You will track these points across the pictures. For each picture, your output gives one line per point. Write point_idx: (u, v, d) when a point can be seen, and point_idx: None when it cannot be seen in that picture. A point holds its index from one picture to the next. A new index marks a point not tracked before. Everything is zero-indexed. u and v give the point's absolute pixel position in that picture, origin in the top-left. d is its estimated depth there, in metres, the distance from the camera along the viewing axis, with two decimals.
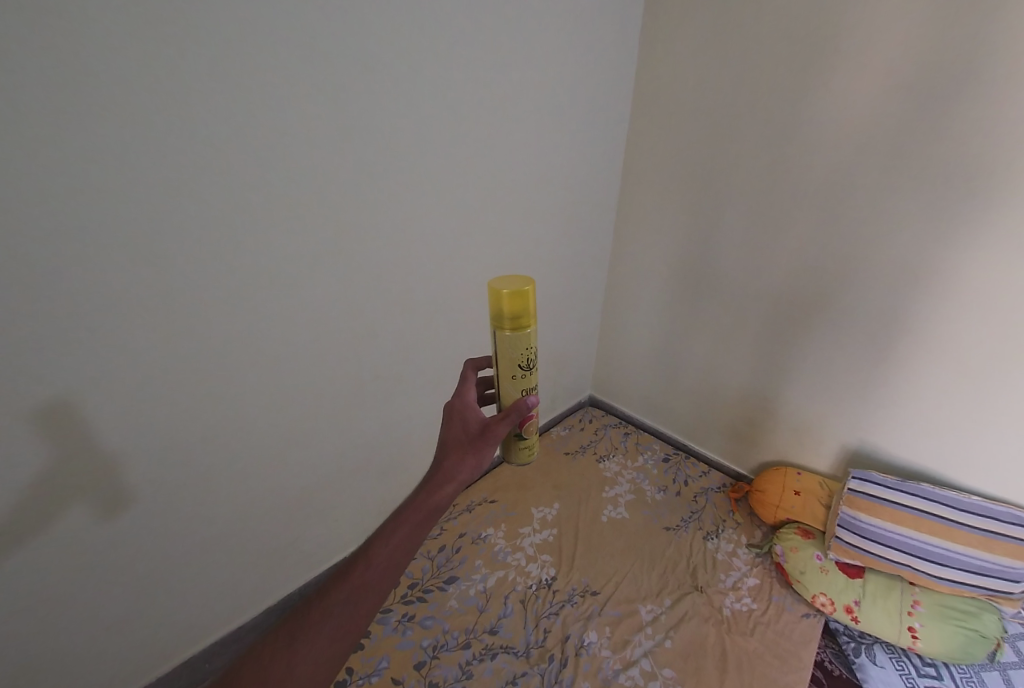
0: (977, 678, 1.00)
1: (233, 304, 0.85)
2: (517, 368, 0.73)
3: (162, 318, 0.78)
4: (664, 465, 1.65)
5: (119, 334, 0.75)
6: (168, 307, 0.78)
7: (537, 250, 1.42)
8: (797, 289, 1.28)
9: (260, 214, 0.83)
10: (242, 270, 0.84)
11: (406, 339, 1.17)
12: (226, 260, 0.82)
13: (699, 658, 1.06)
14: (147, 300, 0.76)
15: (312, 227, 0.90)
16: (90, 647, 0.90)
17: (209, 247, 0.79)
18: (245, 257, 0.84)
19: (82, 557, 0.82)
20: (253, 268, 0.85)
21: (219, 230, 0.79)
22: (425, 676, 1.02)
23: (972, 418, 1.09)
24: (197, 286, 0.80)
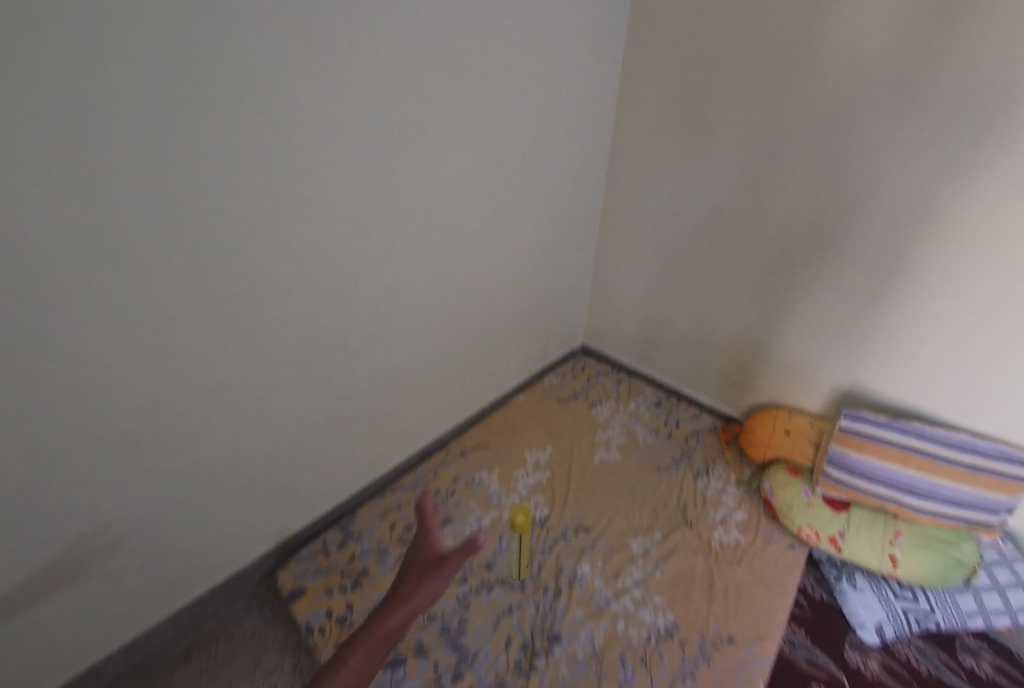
0: (950, 599, 1.08)
1: (211, 242, 0.76)
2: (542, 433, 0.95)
3: (132, 260, 0.69)
4: (656, 408, 1.66)
5: (77, 281, 0.65)
6: (134, 246, 0.68)
7: (531, 185, 1.33)
8: (798, 229, 1.23)
9: (228, 138, 0.71)
10: (220, 204, 0.74)
11: (397, 278, 1.10)
12: (202, 195, 0.72)
13: (688, 586, 1.11)
14: (112, 241, 0.66)
15: (287, 153, 0.79)
16: (87, 601, 0.87)
17: (181, 178, 0.68)
18: (222, 188, 0.73)
19: (67, 516, 0.78)
20: (228, 202, 0.75)
21: (191, 159, 0.68)
22: (423, 609, 1.05)
23: (967, 358, 1.09)
24: (166, 221, 0.70)
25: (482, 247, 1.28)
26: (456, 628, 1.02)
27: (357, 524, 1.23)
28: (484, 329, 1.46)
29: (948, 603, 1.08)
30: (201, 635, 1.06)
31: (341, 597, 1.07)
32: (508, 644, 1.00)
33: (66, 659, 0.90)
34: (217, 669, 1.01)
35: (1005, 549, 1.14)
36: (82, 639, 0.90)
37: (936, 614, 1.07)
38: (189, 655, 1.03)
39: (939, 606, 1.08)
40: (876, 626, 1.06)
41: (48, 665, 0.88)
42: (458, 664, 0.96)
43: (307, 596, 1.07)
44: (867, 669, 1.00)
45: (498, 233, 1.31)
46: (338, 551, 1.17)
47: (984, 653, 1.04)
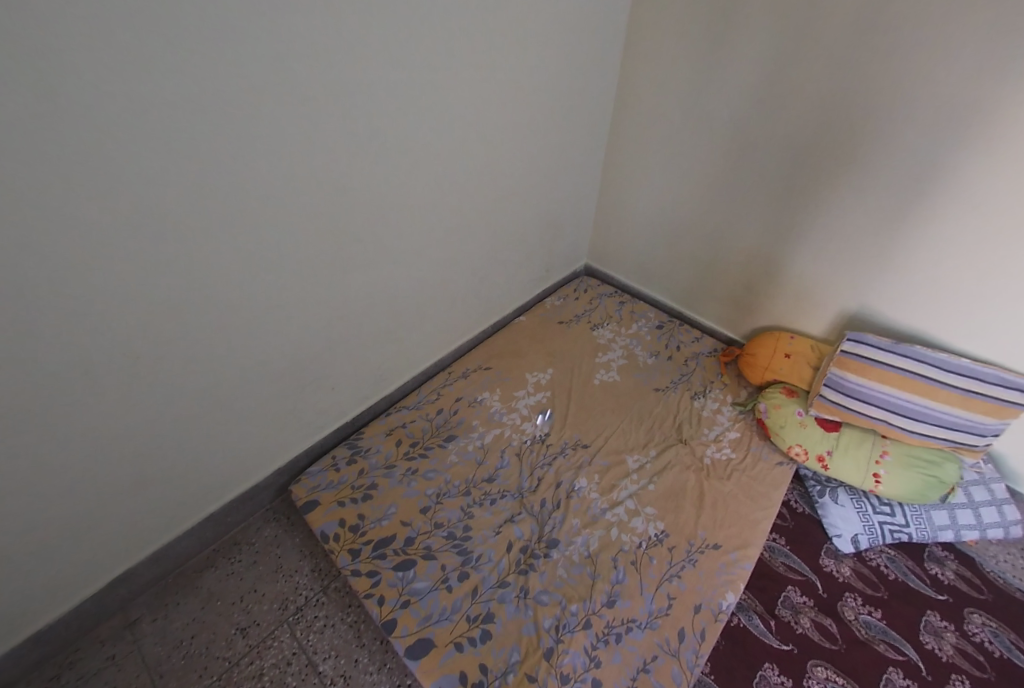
0: (926, 515, 1.17)
1: (177, 148, 0.67)
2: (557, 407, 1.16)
3: (87, 165, 0.61)
4: (658, 330, 1.65)
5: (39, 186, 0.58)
6: (95, 147, 0.60)
7: (531, 82, 1.20)
8: (828, 133, 1.14)
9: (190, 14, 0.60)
10: (182, 101, 0.65)
11: (388, 192, 1.02)
12: (157, 88, 0.62)
13: (679, 497, 1.18)
14: (60, 142, 0.58)
15: (262, 39, 0.69)
16: (112, 515, 0.91)
17: (126, 65, 0.58)
18: (181, 80, 0.64)
19: (73, 438, 0.78)
20: (198, 96, 0.66)
21: (141, 41, 0.58)
22: (431, 518, 1.12)
23: (985, 281, 1.06)
24: (127, 117, 0.61)
25: (481, 155, 1.19)
26: (462, 535, 1.10)
27: (364, 441, 1.27)
28: (486, 249, 1.39)
29: (923, 517, 1.17)
30: (225, 544, 1.15)
31: (353, 508, 1.13)
32: (509, 548, 1.08)
33: (101, 565, 0.96)
34: (242, 572, 1.10)
35: (983, 470, 1.21)
36: (113, 546, 0.95)
37: (910, 527, 1.16)
38: (214, 561, 1.12)
39: (914, 522, 1.16)
40: (851, 537, 1.15)
41: (87, 572, 0.94)
42: (464, 565, 1.05)
43: (320, 507, 1.13)
44: (839, 574, 1.12)
45: (498, 141, 1.22)
46: (347, 467, 1.21)
47: (949, 562, 1.15)
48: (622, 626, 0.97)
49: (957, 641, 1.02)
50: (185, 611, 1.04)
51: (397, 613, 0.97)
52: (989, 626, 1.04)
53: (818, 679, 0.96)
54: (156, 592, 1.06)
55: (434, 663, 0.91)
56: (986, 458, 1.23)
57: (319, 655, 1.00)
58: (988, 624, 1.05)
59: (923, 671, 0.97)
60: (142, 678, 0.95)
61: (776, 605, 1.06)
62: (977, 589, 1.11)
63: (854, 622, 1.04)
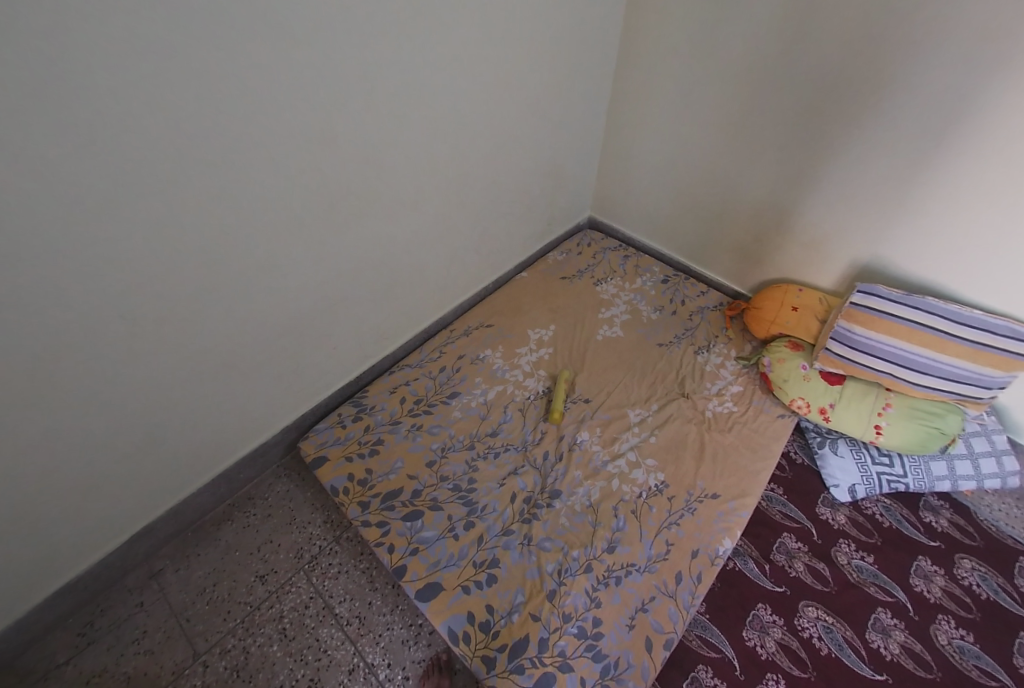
0: (925, 466, 1.19)
1: (153, 101, 0.63)
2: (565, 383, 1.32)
3: (64, 126, 0.57)
4: (662, 285, 1.61)
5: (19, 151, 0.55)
6: (71, 105, 0.57)
7: (532, 18, 1.10)
8: (855, 72, 1.04)
9: None
10: (154, 50, 0.60)
11: (382, 144, 0.96)
12: (126, 34, 0.57)
13: (679, 449, 1.20)
14: (32, 101, 0.54)
15: None
16: (127, 474, 0.94)
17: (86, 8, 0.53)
18: (154, 29, 0.59)
19: (81, 403, 0.79)
20: (172, 46, 0.61)
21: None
22: (436, 471, 1.15)
23: (1010, 231, 1.01)
24: (101, 73, 0.57)
25: (478, 101, 1.10)
26: (467, 487, 1.13)
27: (368, 399, 1.28)
28: (486, 202, 1.34)
29: (921, 467, 1.18)
30: (240, 499, 1.19)
31: (360, 463, 1.16)
32: (513, 499, 1.11)
33: (123, 521, 1.00)
34: (258, 524, 1.15)
35: (986, 421, 1.21)
36: (132, 504, 0.99)
37: (908, 477, 1.18)
38: (230, 514, 1.16)
39: (912, 471, 1.18)
40: (849, 487, 1.18)
41: (110, 527, 0.99)
42: (469, 515, 1.08)
43: (329, 462, 1.16)
44: (834, 522, 1.15)
45: (498, 85, 1.13)
46: (353, 423, 1.23)
47: (944, 511, 1.18)
48: (622, 570, 1.02)
49: (946, 584, 1.06)
50: (206, 561, 1.10)
51: (407, 559, 1.02)
52: (979, 570, 1.08)
53: (808, 618, 1.01)
54: (178, 543, 1.12)
55: (443, 604, 0.96)
56: (990, 409, 1.22)
57: (334, 599, 1.06)
58: (978, 568, 1.09)
59: (910, 611, 1.02)
60: (171, 621, 1.02)
61: (772, 551, 1.10)
62: (970, 536, 1.14)
63: (846, 566, 1.08)
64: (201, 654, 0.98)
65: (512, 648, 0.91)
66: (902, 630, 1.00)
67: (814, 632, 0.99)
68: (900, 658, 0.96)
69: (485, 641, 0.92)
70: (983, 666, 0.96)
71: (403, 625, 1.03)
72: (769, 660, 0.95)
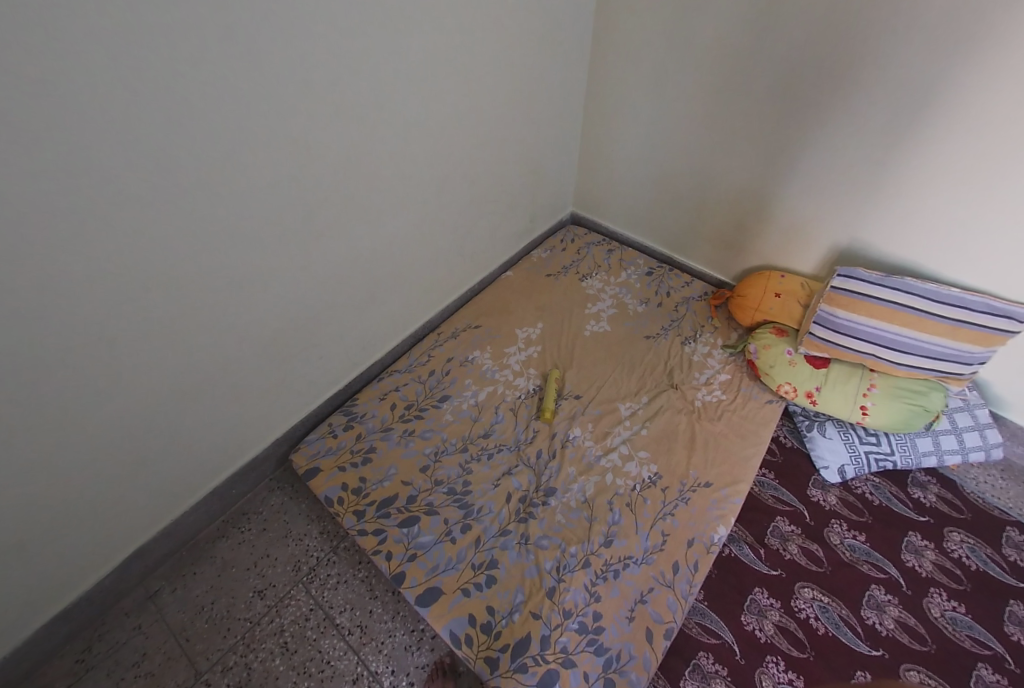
0: (911, 443, 1.21)
1: (122, 122, 0.62)
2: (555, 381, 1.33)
3: (33, 151, 0.57)
4: (647, 278, 1.62)
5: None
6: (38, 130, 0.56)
7: (504, 19, 1.09)
8: (826, 59, 1.05)
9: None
10: (113, 65, 0.58)
11: (357, 149, 0.95)
12: (80, 47, 0.55)
13: (671, 440, 1.21)
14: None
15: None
16: (115, 498, 0.93)
17: (35, 20, 0.51)
18: (120, 50, 0.58)
19: (63, 431, 0.77)
20: (138, 65, 0.60)
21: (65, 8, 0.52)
22: (431, 476, 1.15)
23: (983, 210, 1.02)
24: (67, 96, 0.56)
25: (453, 104, 1.10)
26: (462, 489, 1.13)
27: (359, 407, 1.28)
28: (466, 203, 1.33)
29: (907, 445, 1.21)
30: (233, 515, 1.18)
31: (353, 472, 1.16)
32: (509, 499, 1.11)
33: (117, 544, 0.99)
34: (254, 539, 1.14)
35: (968, 397, 1.23)
36: (125, 526, 0.98)
37: (895, 455, 1.20)
38: (225, 531, 1.15)
39: (898, 449, 1.20)
40: (838, 468, 1.20)
41: (103, 551, 0.97)
42: (465, 518, 1.08)
43: (322, 473, 1.16)
44: (826, 503, 1.17)
45: (472, 85, 1.12)
46: (345, 433, 1.22)
47: (931, 486, 1.20)
48: (619, 563, 1.02)
49: (937, 558, 1.08)
50: (203, 579, 1.09)
51: (405, 566, 1.02)
52: (967, 542, 1.11)
53: (805, 599, 1.02)
54: (173, 563, 1.11)
55: (444, 608, 0.96)
56: (972, 385, 1.24)
57: (335, 609, 1.05)
58: (967, 541, 1.11)
59: (903, 586, 1.04)
60: (171, 642, 1.01)
61: (766, 535, 1.12)
62: (957, 509, 1.16)
63: (840, 546, 1.10)
64: (203, 674, 0.97)
65: (515, 647, 0.92)
66: (896, 605, 1.02)
67: (811, 613, 1.01)
68: (895, 633, 0.98)
69: (487, 642, 0.93)
70: (975, 636, 0.98)
71: (405, 631, 1.03)
72: (768, 643, 0.97)
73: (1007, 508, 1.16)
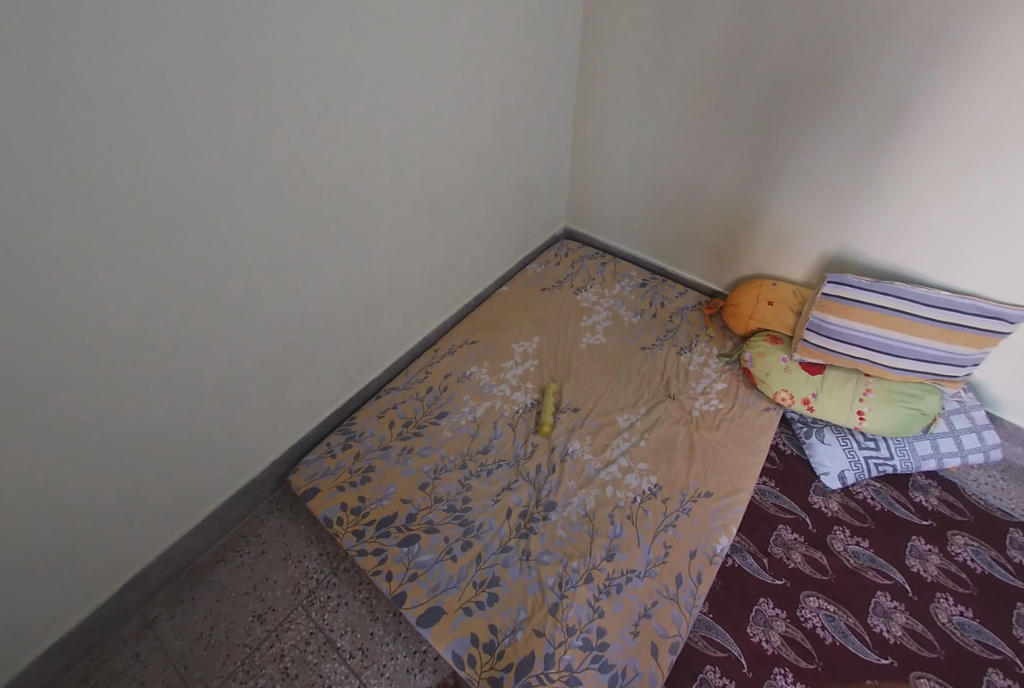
0: (909, 446, 1.21)
1: (124, 153, 0.65)
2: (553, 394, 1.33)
3: (40, 183, 0.59)
4: (641, 289, 1.64)
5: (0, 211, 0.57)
6: (47, 164, 0.59)
7: (492, 45, 1.14)
8: (803, 74, 1.10)
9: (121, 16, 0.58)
10: (118, 101, 0.61)
11: (352, 172, 0.98)
12: (83, 82, 0.58)
13: (670, 451, 1.21)
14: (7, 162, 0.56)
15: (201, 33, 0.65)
16: (113, 522, 0.92)
17: (28, 52, 0.53)
18: (124, 87, 0.61)
19: (60, 455, 0.77)
20: (141, 100, 0.63)
21: (75, 51, 0.56)
22: (430, 493, 1.15)
23: (964, 214, 1.05)
24: (75, 132, 0.60)
25: (444, 127, 1.13)
26: (461, 506, 1.12)
27: (357, 426, 1.28)
28: (460, 220, 1.35)
29: (906, 449, 1.21)
30: (232, 538, 1.17)
31: (352, 491, 1.15)
32: (509, 515, 1.11)
33: (116, 569, 0.99)
34: (253, 563, 1.13)
35: (964, 398, 1.23)
36: (124, 551, 0.98)
37: (894, 459, 1.20)
38: (224, 555, 1.14)
39: (897, 453, 1.20)
40: (838, 474, 1.20)
41: (103, 576, 0.97)
42: (466, 535, 1.08)
43: (321, 494, 1.15)
44: (828, 510, 1.17)
45: (462, 105, 1.15)
46: (343, 452, 1.22)
47: (932, 489, 1.20)
48: (622, 577, 1.01)
49: (942, 562, 1.07)
50: (202, 605, 1.07)
51: (406, 585, 1.01)
52: (972, 545, 1.10)
53: (810, 608, 1.01)
54: (171, 589, 1.10)
55: (445, 628, 0.95)
56: (967, 387, 1.25)
57: (335, 632, 1.04)
58: (971, 543, 1.10)
59: (909, 592, 1.03)
60: (169, 671, 0.99)
61: (769, 544, 1.11)
62: (960, 512, 1.16)
63: (843, 552, 1.09)
64: None
65: (519, 666, 0.90)
66: (902, 612, 1.01)
67: (817, 622, 1.00)
68: (904, 639, 0.97)
69: (490, 661, 0.91)
70: (985, 641, 0.97)
71: (407, 654, 1.01)
72: (775, 654, 0.95)
73: (1010, 510, 1.16)
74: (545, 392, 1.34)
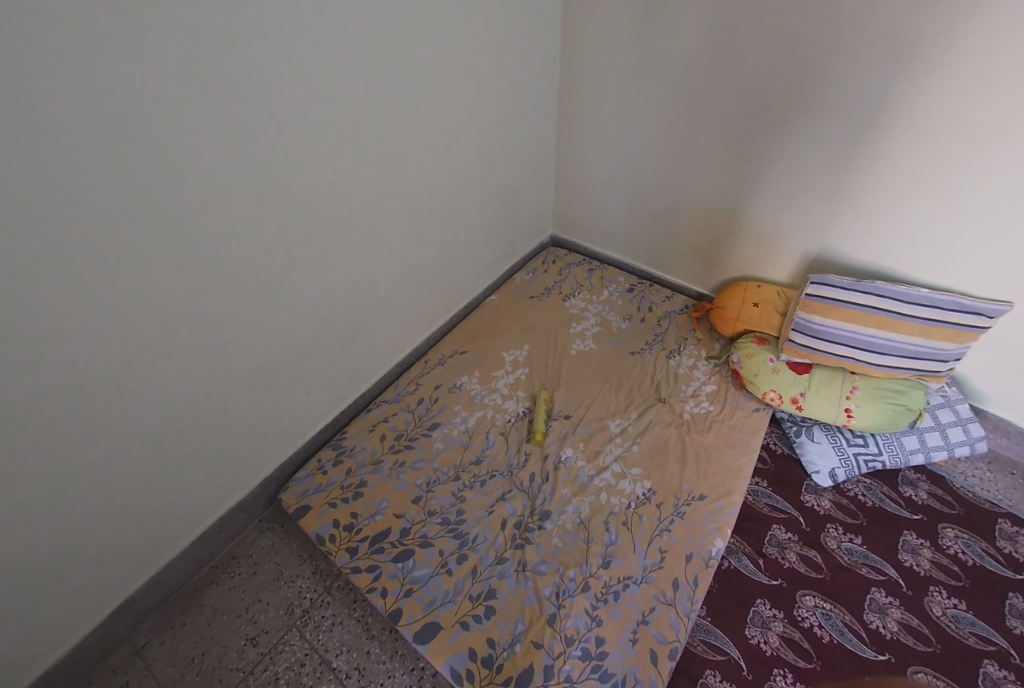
0: (897, 441, 1.22)
1: (111, 179, 0.65)
2: (545, 402, 1.33)
3: (30, 211, 0.60)
4: (629, 294, 1.65)
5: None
6: (36, 193, 0.59)
7: (473, 60, 1.16)
8: (780, 82, 1.12)
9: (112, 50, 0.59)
10: (110, 131, 0.63)
11: (337, 188, 0.98)
12: (73, 112, 0.59)
13: (662, 454, 1.22)
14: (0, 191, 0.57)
15: (189, 61, 0.67)
16: (98, 548, 0.90)
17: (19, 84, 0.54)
18: (113, 117, 0.62)
19: (46, 481, 0.76)
20: (130, 128, 0.64)
21: (65, 85, 0.57)
22: (423, 506, 1.14)
23: (940, 213, 1.08)
24: (64, 161, 0.60)
25: (430, 141, 1.15)
26: (455, 519, 1.11)
27: (348, 440, 1.26)
28: (447, 230, 1.36)
29: (894, 444, 1.22)
30: (222, 559, 1.15)
31: (345, 507, 1.14)
32: (504, 526, 1.10)
33: (105, 597, 0.96)
34: (245, 584, 1.11)
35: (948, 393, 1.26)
36: (113, 577, 0.96)
37: (883, 455, 1.21)
38: (215, 577, 1.12)
39: (886, 449, 1.21)
40: (829, 471, 1.21)
41: (91, 605, 0.95)
42: (461, 548, 1.07)
43: (312, 511, 1.13)
44: (820, 508, 1.17)
45: (445, 117, 1.16)
46: (334, 468, 1.21)
47: (922, 483, 1.21)
48: (619, 584, 1.01)
49: (934, 555, 1.09)
50: (193, 629, 1.05)
51: (402, 602, 1.00)
52: (962, 538, 1.11)
53: (807, 607, 1.02)
54: (161, 614, 1.07)
55: (443, 644, 0.94)
56: (950, 381, 1.27)
57: (331, 652, 1.02)
58: (961, 536, 1.12)
59: (904, 588, 1.04)
60: None
61: (764, 544, 1.11)
62: (949, 505, 1.17)
63: (837, 550, 1.10)
64: None
65: (518, 679, 0.90)
66: (897, 607, 1.01)
67: (815, 620, 1.00)
68: (900, 635, 0.98)
69: (489, 676, 0.90)
70: (979, 632, 0.98)
71: (405, 671, 1.00)
72: (774, 655, 0.95)
73: (997, 501, 1.18)
74: (536, 400, 1.34)
